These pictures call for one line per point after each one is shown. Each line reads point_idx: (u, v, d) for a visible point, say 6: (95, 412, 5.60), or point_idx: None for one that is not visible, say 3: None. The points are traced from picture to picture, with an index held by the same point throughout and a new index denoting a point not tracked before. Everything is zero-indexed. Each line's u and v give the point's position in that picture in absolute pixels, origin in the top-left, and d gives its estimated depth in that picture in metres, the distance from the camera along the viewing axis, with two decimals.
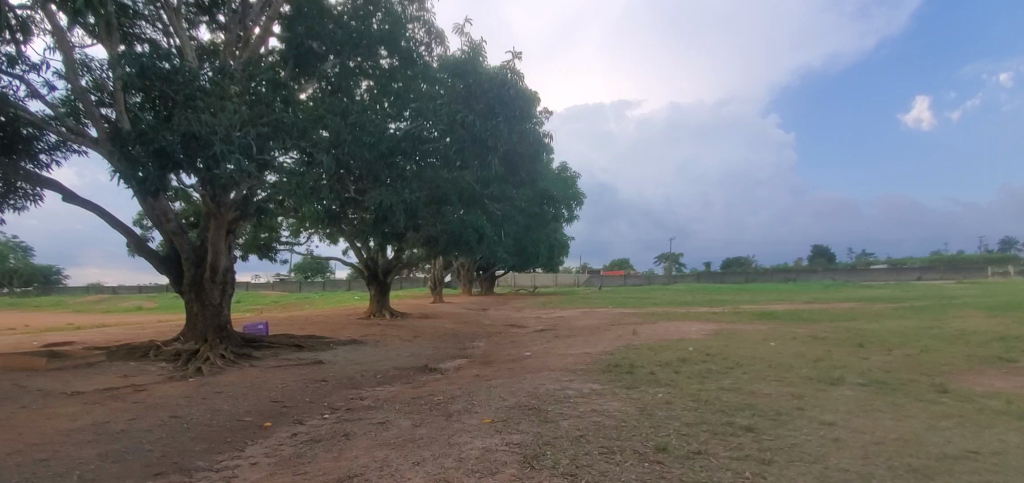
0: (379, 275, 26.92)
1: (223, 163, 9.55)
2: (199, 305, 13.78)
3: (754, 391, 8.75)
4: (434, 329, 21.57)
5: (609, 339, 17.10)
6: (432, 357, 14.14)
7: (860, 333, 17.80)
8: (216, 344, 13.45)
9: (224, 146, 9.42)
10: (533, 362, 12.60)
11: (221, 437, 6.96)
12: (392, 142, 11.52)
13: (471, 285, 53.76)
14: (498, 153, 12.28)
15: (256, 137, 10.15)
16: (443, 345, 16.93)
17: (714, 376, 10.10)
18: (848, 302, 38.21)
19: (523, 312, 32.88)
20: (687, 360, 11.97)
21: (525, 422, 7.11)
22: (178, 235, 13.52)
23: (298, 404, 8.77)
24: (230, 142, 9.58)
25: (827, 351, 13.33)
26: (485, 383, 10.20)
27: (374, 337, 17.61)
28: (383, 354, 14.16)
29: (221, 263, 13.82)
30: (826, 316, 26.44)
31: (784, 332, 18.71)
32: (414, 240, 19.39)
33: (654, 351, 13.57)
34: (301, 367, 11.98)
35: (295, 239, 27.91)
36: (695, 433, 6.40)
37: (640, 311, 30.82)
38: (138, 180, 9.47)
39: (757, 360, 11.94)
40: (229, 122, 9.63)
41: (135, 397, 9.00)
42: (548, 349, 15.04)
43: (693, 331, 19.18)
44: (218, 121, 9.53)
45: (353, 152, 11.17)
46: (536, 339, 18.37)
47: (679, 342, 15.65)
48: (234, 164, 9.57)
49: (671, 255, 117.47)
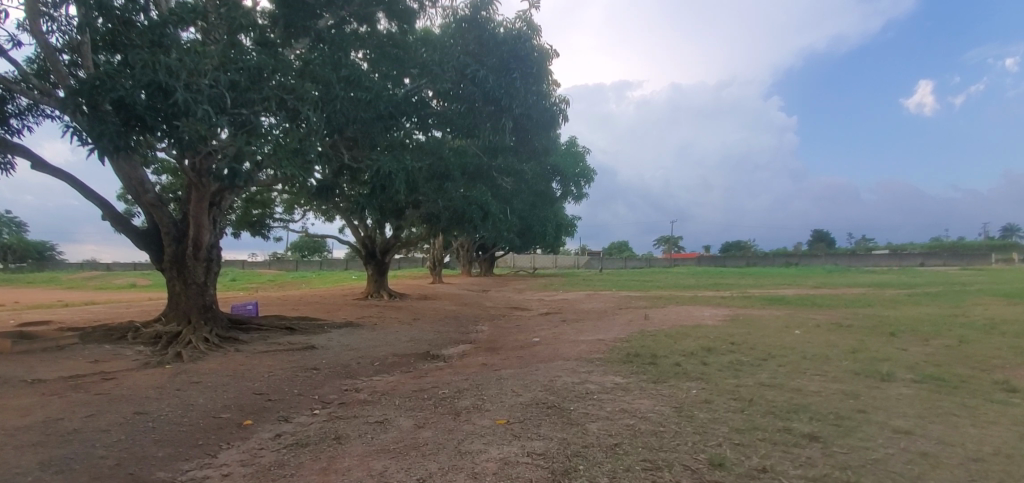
0: (377, 254, 25.81)
1: (192, 115, 8.30)
2: (181, 284, 12.71)
3: (801, 388, 7.74)
4: (435, 312, 20.55)
5: (622, 324, 16.16)
6: (433, 343, 13.15)
7: (886, 321, 16.95)
8: (200, 326, 12.39)
9: (189, 96, 8.16)
10: (545, 350, 11.65)
11: (190, 440, 5.93)
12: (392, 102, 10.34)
13: (471, 266, 52.71)
14: (512, 115, 10.99)
15: (232, 88, 8.93)
16: (444, 329, 15.95)
17: (748, 369, 9.09)
18: (860, 287, 37.40)
19: (526, 294, 31.88)
20: (713, 350, 10.98)
21: (546, 425, 6.11)
22: (157, 207, 12.42)
23: (285, 397, 7.75)
24: (198, 91, 8.37)
25: (861, 341, 12.42)
26: (494, 374, 9.20)
27: (371, 320, 16.61)
28: (381, 338, 13.16)
29: (205, 238, 12.70)
30: (842, 302, 25.60)
31: (804, 318, 17.85)
32: (413, 217, 18.32)
33: (673, 339, 12.57)
34: (290, 353, 10.94)
35: (289, 216, 26.80)
36: (752, 443, 5.42)
37: (647, 295, 29.86)
38: (93, 135, 8.18)
39: (789, 350, 10.99)
40: (199, 69, 8.42)
41: (100, 387, 7.96)
42: (558, 335, 14.08)
43: (708, 316, 18.28)
44: (186, 67, 8.31)
45: (345, 112, 9.99)
46: (542, 323, 17.38)
47: (696, 328, 14.73)
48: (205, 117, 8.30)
49: (672, 239, 116.48)
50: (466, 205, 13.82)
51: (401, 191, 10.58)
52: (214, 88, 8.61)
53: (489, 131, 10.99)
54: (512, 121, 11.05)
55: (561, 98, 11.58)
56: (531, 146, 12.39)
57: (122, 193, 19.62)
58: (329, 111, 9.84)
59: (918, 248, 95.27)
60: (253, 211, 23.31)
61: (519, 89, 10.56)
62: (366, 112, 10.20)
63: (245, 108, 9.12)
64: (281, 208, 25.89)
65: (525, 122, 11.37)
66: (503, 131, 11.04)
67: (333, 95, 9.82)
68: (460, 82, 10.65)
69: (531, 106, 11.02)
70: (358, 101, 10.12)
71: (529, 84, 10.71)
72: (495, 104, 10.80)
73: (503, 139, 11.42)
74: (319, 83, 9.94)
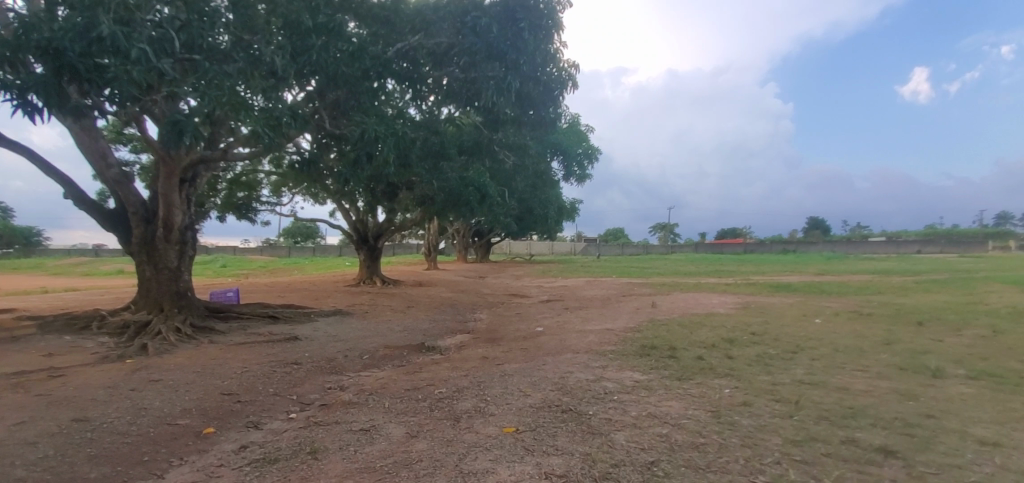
0: (369, 239, 24.68)
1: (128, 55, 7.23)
2: (151, 269, 11.63)
3: (847, 387, 6.81)
4: (429, 299, 19.53)
5: (629, 312, 15.23)
6: (428, 333, 12.15)
7: (906, 310, 16.12)
8: (173, 315, 11.41)
9: (120, 30, 7.04)
10: (550, 341, 10.66)
11: (134, 455, 4.89)
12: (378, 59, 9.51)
13: (466, 252, 51.68)
14: (519, 75, 9.85)
15: (181, 31, 7.97)
16: (439, 317, 14.94)
17: (780, 364, 8.14)
18: (864, 274, 36.73)
19: (523, 280, 31.00)
20: (735, 341, 10.03)
21: (562, 434, 5.13)
22: (122, 183, 11.28)
23: (257, 398, 6.71)
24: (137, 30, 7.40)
25: (891, 332, 11.51)
26: (497, 369, 8.21)
27: (362, 307, 15.55)
28: (370, 328, 12.13)
29: (176, 219, 11.56)
30: (852, 289, 24.81)
31: (820, 306, 16.99)
32: (407, 199, 17.31)
33: (688, 329, 11.64)
34: (270, 344, 9.94)
35: (277, 199, 25.61)
36: (818, 461, 4.46)
37: (649, 281, 29.02)
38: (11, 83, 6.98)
39: (818, 342, 10.06)
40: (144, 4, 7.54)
41: (44, 386, 6.91)
42: (563, 324, 13.14)
43: (719, 304, 17.39)
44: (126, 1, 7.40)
45: (323, 65, 8.91)
46: (544, 311, 16.42)
47: (710, 317, 13.82)
48: (143, 57, 7.35)
49: (667, 226, 115.06)
50: (462, 186, 13.59)
51: (390, 159, 9.42)
52: (159, 28, 7.77)
53: (491, 93, 9.88)
54: (518, 82, 9.87)
55: (570, 63, 10.44)
56: (537, 118, 11.24)
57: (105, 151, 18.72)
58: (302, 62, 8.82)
59: (915, 235, 95.23)
60: (238, 193, 22.25)
61: (529, 43, 9.34)
62: (349, 65, 9.15)
63: (198, 54, 8.21)
64: (267, 190, 24.71)
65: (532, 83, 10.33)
66: (511, 93, 9.87)
67: (308, 44, 8.75)
68: (457, 35, 9.84)
69: (538, 65, 9.90)
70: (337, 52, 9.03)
71: (539, 36, 9.50)
72: (497, 62, 9.70)
73: (507, 103, 10.23)
74: (290, 31, 8.80)
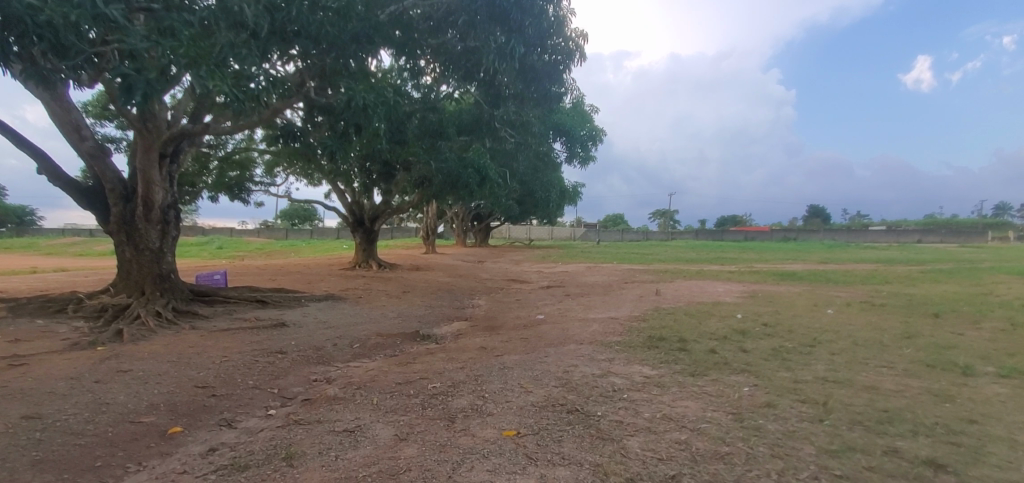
0: (365, 222, 24.01)
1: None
2: (132, 249, 11.04)
3: (876, 386, 6.27)
4: (426, 284, 18.98)
5: (633, 300, 14.68)
6: (423, 320, 11.60)
7: (917, 301, 15.64)
8: (154, 299, 10.87)
9: None
10: (551, 330, 10.12)
11: (85, 461, 4.35)
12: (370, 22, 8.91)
13: (465, 236, 51.10)
14: (525, 40, 9.14)
15: None
16: (436, 303, 14.39)
17: (798, 359, 7.60)
18: (867, 263, 36.33)
19: (523, 265, 30.48)
20: (747, 333, 9.49)
21: (568, 440, 4.59)
22: (98, 157, 10.61)
23: (234, 392, 6.15)
24: None
25: (908, 324, 10.99)
26: (496, 361, 7.67)
27: (355, 292, 14.97)
28: (363, 314, 11.58)
29: (157, 197, 10.89)
30: (857, 278, 24.38)
31: (828, 295, 16.50)
32: (404, 181, 16.72)
33: (696, 318, 11.11)
34: (255, 331, 9.38)
35: (270, 179, 24.86)
36: (861, 476, 3.91)
37: (651, 268, 28.50)
38: None
39: (835, 334, 9.53)
40: None
41: (2, 376, 6.37)
42: (564, 312, 12.60)
43: (724, 292, 16.89)
44: None
45: (305, 23, 8.20)
46: (545, 298, 15.88)
47: (717, 306, 13.29)
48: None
49: (668, 212, 114.44)
50: (462, 167, 13.35)
51: (379, 128, 9.50)
52: None
53: (492, 58, 9.19)
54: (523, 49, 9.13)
55: (580, 32, 9.76)
56: (541, 92, 10.72)
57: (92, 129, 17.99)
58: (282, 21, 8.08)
59: (915, 224, 94.92)
60: (230, 173, 21.49)
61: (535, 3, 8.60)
62: (336, 24, 8.46)
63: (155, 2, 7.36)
64: (261, 169, 23.95)
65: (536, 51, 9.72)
66: (513, 58, 9.15)
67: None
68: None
69: (544, 30, 9.20)
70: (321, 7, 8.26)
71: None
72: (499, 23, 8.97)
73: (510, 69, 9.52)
74: None
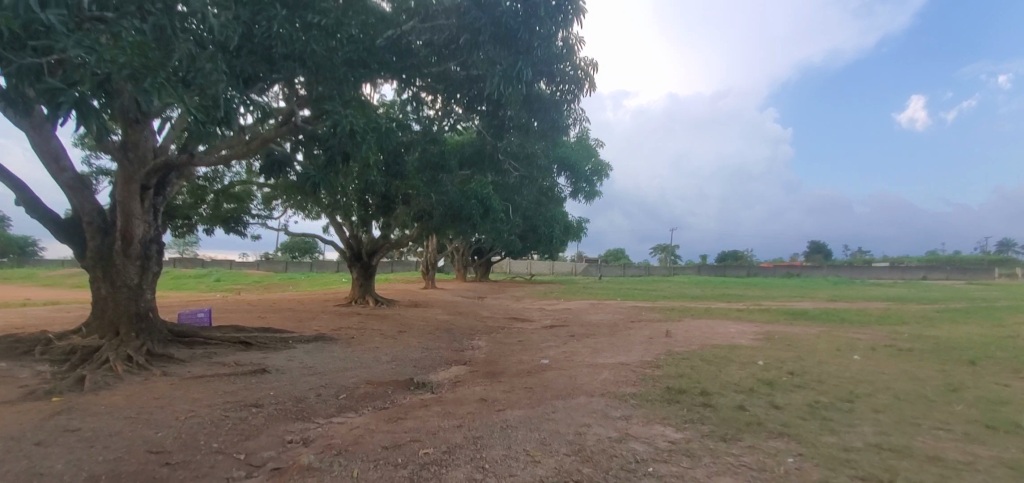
0: (363, 256, 23.23)
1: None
2: (108, 287, 10.30)
3: (941, 457, 5.38)
4: (424, 322, 18.06)
5: (642, 342, 13.77)
6: (418, 364, 10.70)
7: (944, 344, 14.70)
8: (128, 341, 10.06)
9: None
10: (557, 378, 9.23)
11: None
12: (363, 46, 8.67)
13: (466, 270, 50.35)
14: (532, 63, 8.60)
15: None
16: (433, 344, 13.50)
17: (840, 418, 6.71)
18: (876, 301, 35.36)
19: (524, 302, 29.48)
20: (775, 383, 8.59)
21: None
22: (77, 189, 10.03)
23: (193, 459, 5.27)
24: None
25: (947, 374, 10.05)
26: (498, 418, 6.79)
27: (348, 332, 14.09)
28: (354, 358, 10.69)
29: (137, 231, 10.22)
30: (872, 318, 23.42)
31: (849, 338, 15.55)
32: (405, 215, 16.19)
33: (715, 365, 10.21)
34: (232, 378, 8.50)
35: (268, 212, 24.31)
36: None
37: (657, 305, 27.53)
38: None
39: (872, 386, 8.62)
40: None
41: None
42: (571, 356, 11.70)
43: (737, 333, 15.97)
44: None
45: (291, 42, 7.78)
46: (548, 339, 14.97)
47: (734, 350, 12.37)
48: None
49: (669, 247, 113.88)
50: (464, 199, 13.03)
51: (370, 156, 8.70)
52: None
53: (496, 82, 8.60)
54: (529, 73, 8.56)
55: (590, 61, 9.44)
56: (548, 120, 10.46)
57: (88, 157, 17.54)
58: (258, 38, 7.76)
59: (918, 260, 94.14)
60: (226, 205, 20.93)
61: (545, 24, 8.13)
62: (321, 42, 8.07)
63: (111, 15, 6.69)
64: (258, 202, 23.43)
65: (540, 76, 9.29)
66: (520, 81, 8.54)
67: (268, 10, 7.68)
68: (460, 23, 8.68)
69: (551, 55, 8.73)
70: (303, 25, 7.90)
71: (558, 18, 8.25)
72: (503, 42, 8.43)
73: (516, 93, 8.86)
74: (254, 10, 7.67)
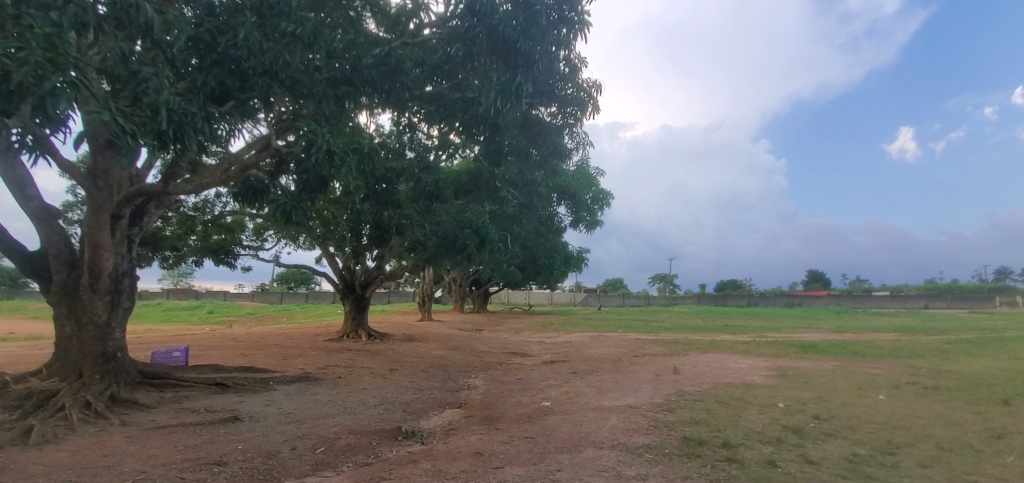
0: (356, 288, 22.35)
1: None
2: (73, 325, 9.49)
3: None
4: (417, 358, 17.09)
5: (650, 380, 12.89)
6: (409, 408, 9.81)
7: (970, 381, 13.81)
8: (92, 384, 9.21)
9: None
10: (561, 425, 8.39)
11: None
12: (346, 66, 8.36)
13: (463, 301, 49.40)
14: (532, 77, 8.04)
15: None
16: (425, 384, 12.59)
17: (885, 476, 5.88)
18: (883, 331, 34.39)
19: (523, 335, 28.44)
20: (803, 431, 7.76)
21: None
22: (45, 218, 9.41)
23: None
24: None
25: (985, 417, 9.20)
26: (495, 477, 5.95)
27: (336, 371, 13.17)
28: (338, 401, 9.81)
29: (106, 264, 9.49)
30: (884, 350, 22.50)
31: (867, 373, 14.68)
32: (398, 247, 15.52)
33: (732, 409, 9.36)
34: (199, 429, 7.65)
35: (259, 243, 23.57)
36: None
37: (660, 338, 26.52)
38: None
39: (910, 434, 7.78)
40: None
41: None
42: (575, 397, 10.82)
43: (749, 370, 15.08)
44: None
45: (255, 49, 7.41)
46: (549, 376, 14.06)
47: (749, 390, 11.50)
48: None
49: (668, 276, 113.16)
50: (457, 227, 13.13)
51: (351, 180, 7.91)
52: None
53: (493, 98, 8.04)
54: (529, 89, 8.03)
55: (594, 83, 9.06)
56: (546, 145, 10.11)
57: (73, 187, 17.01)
58: (225, 48, 7.40)
59: (919, 289, 93.41)
60: (215, 235, 20.24)
61: (547, 38, 7.71)
62: (296, 52, 7.63)
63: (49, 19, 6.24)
64: (249, 232, 22.73)
65: (540, 94, 8.84)
66: (519, 97, 8.03)
67: (235, 17, 7.32)
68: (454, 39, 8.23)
69: (552, 72, 8.29)
70: (275, 33, 7.49)
71: (559, 32, 7.82)
72: (501, 58, 7.97)
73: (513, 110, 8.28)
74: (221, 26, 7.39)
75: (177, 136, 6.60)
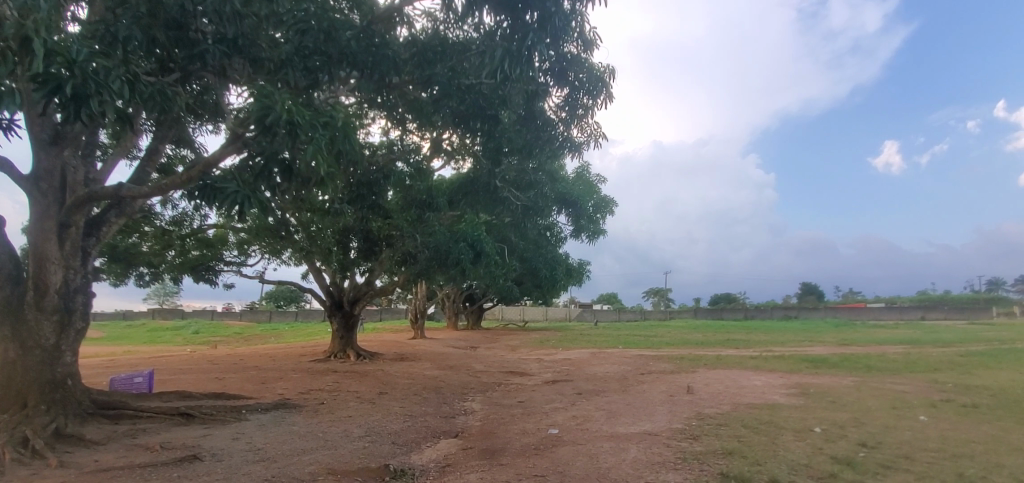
0: (343, 305, 21.10)
1: None
2: (17, 349, 8.23)
3: None
4: (409, 380, 15.85)
5: (664, 403, 11.75)
6: (398, 440, 8.59)
7: (1003, 397, 12.87)
8: (36, 417, 7.99)
9: None
10: (575, 458, 7.27)
11: None
12: (317, 38, 7.50)
13: (457, 318, 48.01)
14: (544, 42, 6.97)
15: None
16: (418, 409, 11.37)
17: None
18: (889, 344, 33.62)
19: (521, 352, 27.19)
20: (857, 463, 6.67)
21: None
22: None
23: None
24: None
25: None
26: None
27: (319, 397, 11.92)
28: (318, 434, 8.58)
29: (54, 279, 8.31)
30: (898, 364, 21.57)
31: (894, 390, 13.68)
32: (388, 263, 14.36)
33: (766, 435, 8.28)
34: (146, 473, 6.42)
35: (242, 258, 22.32)
36: None
37: (664, 354, 25.42)
38: None
39: (980, 465, 6.73)
40: None
41: None
42: (585, 424, 9.67)
43: (767, 388, 14.02)
44: None
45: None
46: (554, 399, 12.88)
47: (777, 411, 10.41)
48: None
49: (662, 290, 112.37)
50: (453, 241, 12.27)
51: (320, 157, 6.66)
52: None
53: (501, 64, 6.97)
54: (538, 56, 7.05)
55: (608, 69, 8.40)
56: (547, 134, 9.18)
57: None
58: None
59: (913, 300, 93.38)
60: (194, 250, 19.00)
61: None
62: None
63: None
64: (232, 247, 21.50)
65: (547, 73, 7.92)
66: (530, 64, 7.03)
67: None
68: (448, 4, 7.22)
69: (565, 45, 7.35)
70: None
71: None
72: (510, 22, 6.96)
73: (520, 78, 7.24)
74: None
75: (73, 91, 5.62)
